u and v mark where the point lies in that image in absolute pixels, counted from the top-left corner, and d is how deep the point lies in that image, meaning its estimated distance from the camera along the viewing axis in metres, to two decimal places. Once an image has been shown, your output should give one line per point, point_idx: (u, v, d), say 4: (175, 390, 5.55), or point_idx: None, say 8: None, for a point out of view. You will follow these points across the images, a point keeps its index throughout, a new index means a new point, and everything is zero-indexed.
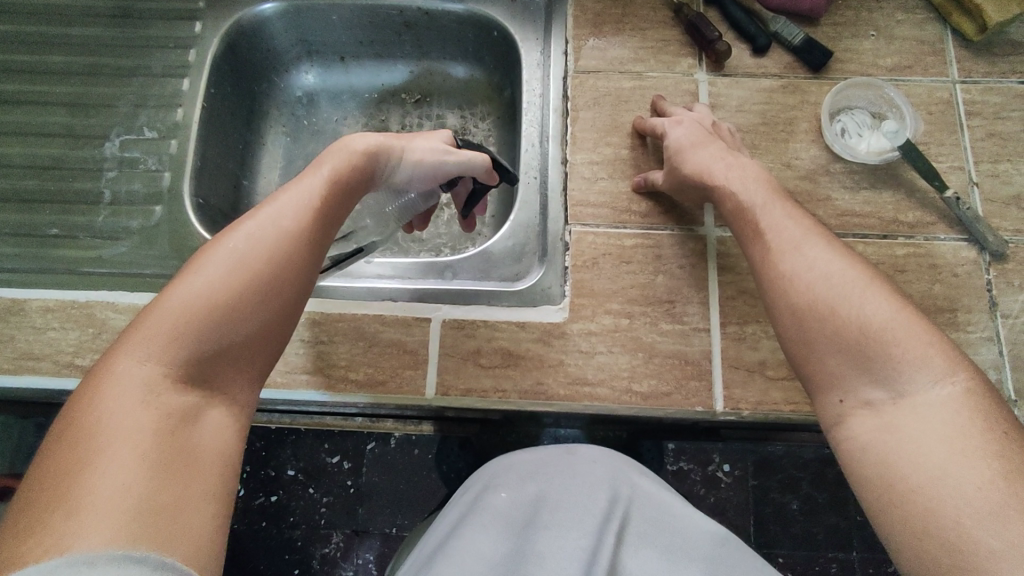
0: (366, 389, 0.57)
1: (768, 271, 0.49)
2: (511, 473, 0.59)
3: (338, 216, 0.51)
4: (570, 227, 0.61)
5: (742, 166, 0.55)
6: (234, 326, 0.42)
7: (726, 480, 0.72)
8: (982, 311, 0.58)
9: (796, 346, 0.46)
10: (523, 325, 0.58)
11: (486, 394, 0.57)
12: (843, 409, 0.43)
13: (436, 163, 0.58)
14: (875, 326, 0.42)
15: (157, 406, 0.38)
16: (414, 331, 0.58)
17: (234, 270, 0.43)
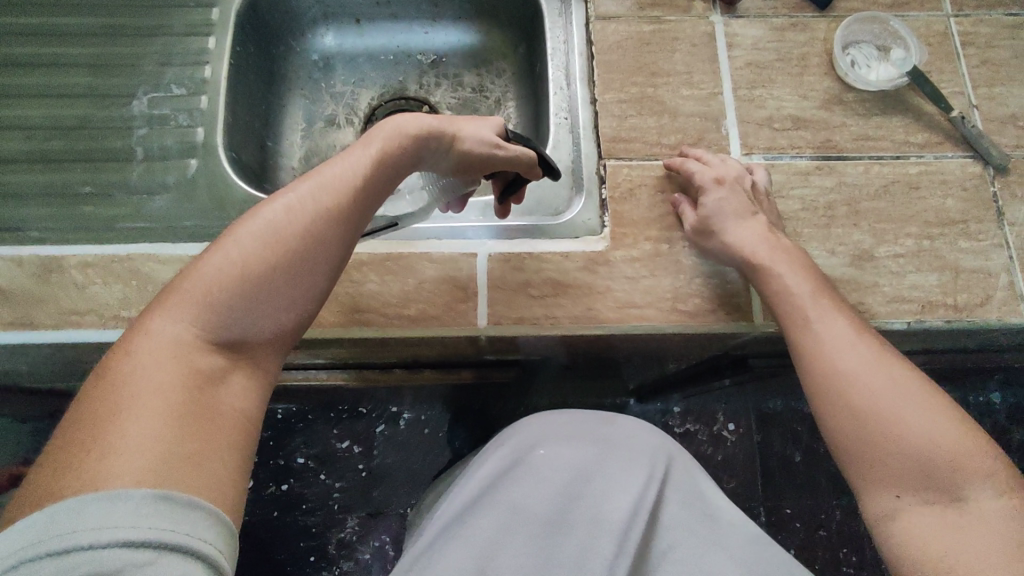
0: (420, 324, 0.59)
1: (819, 358, 0.53)
2: (551, 428, 0.61)
3: (375, 197, 0.50)
4: (605, 161, 0.63)
5: (781, 247, 0.57)
6: (260, 296, 0.42)
7: (734, 440, 1.08)
8: (990, 220, 0.63)
9: (856, 443, 0.51)
10: (568, 255, 0.60)
11: (538, 322, 0.59)
12: (897, 504, 0.49)
13: (484, 157, 0.56)
14: (926, 434, 0.49)
15: (187, 369, 0.39)
16: (462, 266, 0.60)
17: (263, 240, 0.43)
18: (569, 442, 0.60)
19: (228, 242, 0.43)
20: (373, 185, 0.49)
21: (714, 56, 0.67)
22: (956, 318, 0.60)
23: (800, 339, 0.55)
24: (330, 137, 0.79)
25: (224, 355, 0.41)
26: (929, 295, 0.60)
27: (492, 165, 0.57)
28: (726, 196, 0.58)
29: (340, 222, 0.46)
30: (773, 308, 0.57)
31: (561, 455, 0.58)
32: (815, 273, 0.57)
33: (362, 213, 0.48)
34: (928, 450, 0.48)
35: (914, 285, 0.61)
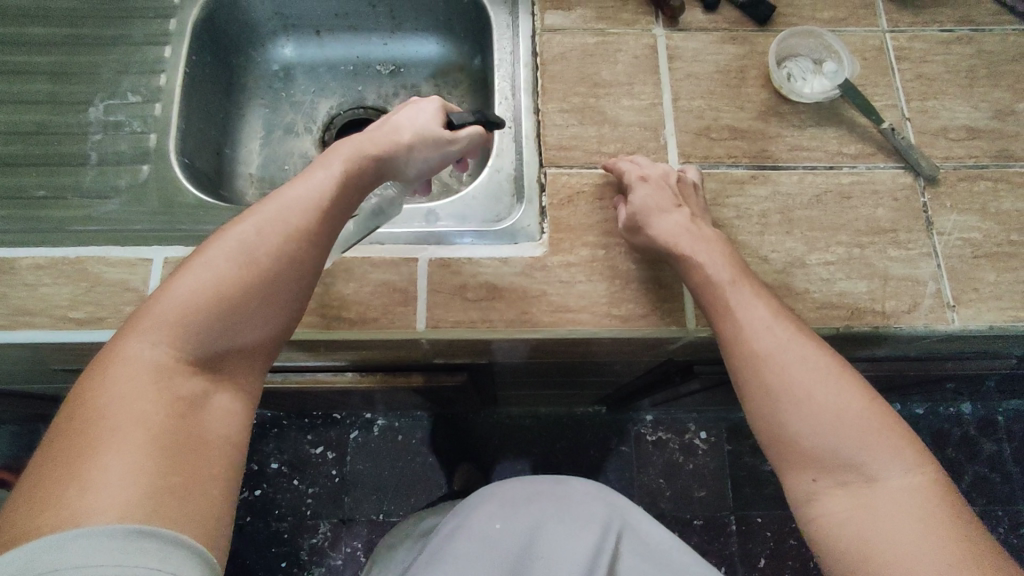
0: (359, 327, 0.60)
1: (743, 346, 0.54)
2: (513, 492, 0.71)
3: (344, 215, 0.53)
4: (546, 170, 0.65)
5: (704, 234, 0.59)
6: (233, 323, 0.46)
7: (703, 448, 1.27)
8: (920, 230, 0.64)
9: (773, 426, 0.53)
10: (505, 260, 0.62)
11: (474, 325, 0.60)
12: (815, 487, 0.52)
13: (445, 154, 0.60)
14: (833, 415, 0.51)
15: (163, 395, 0.42)
16: (402, 270, 0.61)
17: (231, 270, 0.46)
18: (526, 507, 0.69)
19: (199, 267, 0.46)
20: (339, 206, 0.52)
21: (656, 68, 0.69)
22: (884, 324, 0.61)
23: (723, 322, 0.56)
24: (288, 145, 0.80)
25: (201, 379, 0.45)
26: (858, 302, 0.62)
27: (454, 156, 0.61)
28: (653, 192, 0.60)
29: (310, 247, 0.49)
30: (697, 292, 0.58)
31: (517, 519, 0.69)
32: (735, 259, 0.59)
33: (329, 234, 0.51)
34: (836, 428, 0.51)
35: (844, 292, 0.62)
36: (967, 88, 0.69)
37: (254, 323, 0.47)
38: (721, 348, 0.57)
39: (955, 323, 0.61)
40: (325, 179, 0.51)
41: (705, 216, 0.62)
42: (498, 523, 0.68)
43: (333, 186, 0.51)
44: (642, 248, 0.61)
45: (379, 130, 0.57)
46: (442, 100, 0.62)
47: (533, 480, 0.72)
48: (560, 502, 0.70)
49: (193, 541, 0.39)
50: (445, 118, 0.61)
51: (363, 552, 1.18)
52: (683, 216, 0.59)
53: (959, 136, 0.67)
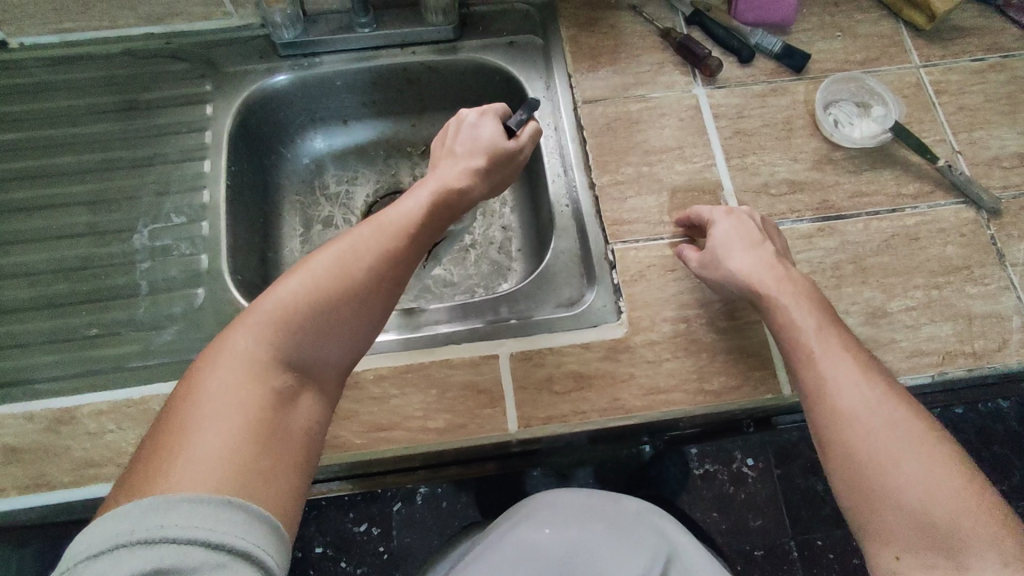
0: (447, 435, 0.58)
1: (821, 402, 0.51)
2: (574, 507, 0.61)
3: (422, 243, 0.53)
4: (612, 246, 0.64)
5: (797, 286, 0.56)
6: (326, 327, 0.45)
7: (752, 474, 0.75)
8: (993, 263, 0.64)
9: (856, 489, 0.48)
10: (587, 346, 0.60)
11: (566, 419, 0.58)
12: (898, 568, 0.46)
13: (509, 166, 0.62)
14: (922, 489, 0.46)
15: (263, 385, 0.41)
16: (484, 370, 0.59)
17: (327, 276, 0.46)
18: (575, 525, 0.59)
19: (301, 273, 0.46)
20: (418, 236, 0.53)
21: (703, 128, 0.69)
22: (977, 366, 0.60)
23: (805, 374, 0.53)
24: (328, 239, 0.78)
25: (294, 375, 0.43)
26: (947, 345, 0.61)
27: (515, 169, 0.63)
28: (730, 230, 0.59)
29: (393, 267, 0.49)
30: (783, 346, 0.56)
31: (563, 537, 0.59)
32: (823, 311, 0.55)
33: (408, 260, 0.51)
34: (928, 505, 0.45)
35: (930, 336, 0.61)
36: (1010, 114, 0.70)
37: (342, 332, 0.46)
38: (801, 401, 0.53)
39: None
40: (408, 211, 0.53)
41: (790, 262, 0.59)
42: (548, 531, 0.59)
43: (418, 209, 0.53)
44: (717, 288, 0.60)
45: (453, 161, 0.59)
46: (492, 107, 0.62)
47: (588, 494, 0.61)
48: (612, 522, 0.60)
49: (272, 517, 0.36)
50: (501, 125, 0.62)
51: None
52: (768, 251, 0.58)
53: (1012, 164, 0.67)
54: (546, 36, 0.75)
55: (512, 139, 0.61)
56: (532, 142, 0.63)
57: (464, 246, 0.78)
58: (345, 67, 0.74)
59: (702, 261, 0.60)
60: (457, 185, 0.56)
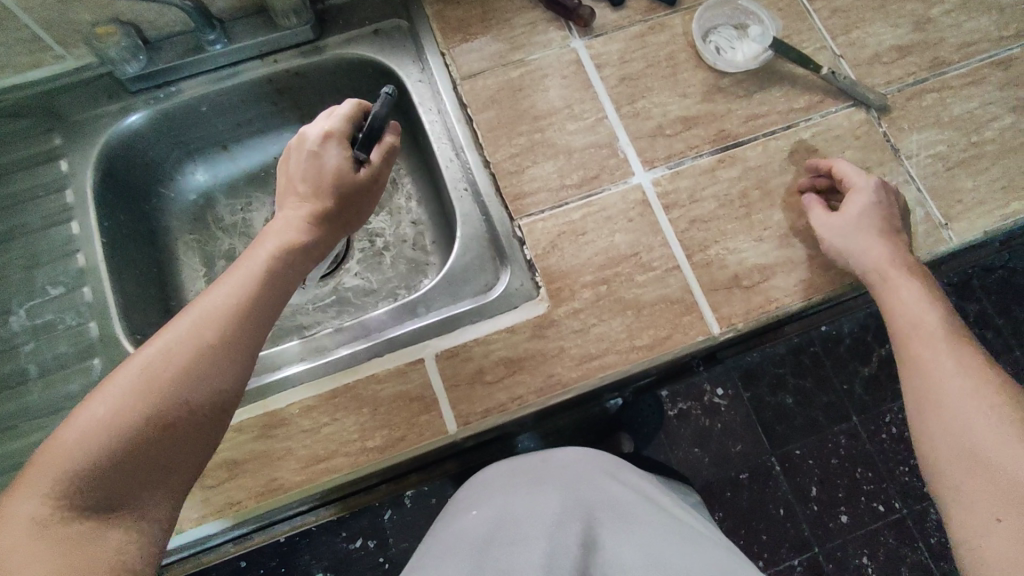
0: (388, 452, 0.56)
1: (911, 367, 0.54)
2: (506, 480, 0.60)
3: (263, 313, 0.48)
4: (518, 221, 0.62)
5: (906, 270, 0.57)
6: (133, 448, 0.40)
7: (723, 403, 0.87)
8: (890, 160, 0.64)
9: (965, 457, 0.48)
10: (512, 329, 0.58)
11: (505, 408, 0.56)
12: (992, 523, 0.44)
13: (361, 199, 0.57)
14: (1021, 455, 0.45)
15: (52, 535, 0.37)
16: (413, 377, 0.57)
17: (135, 382, 0.42)
18: (500, 496, 0.58)
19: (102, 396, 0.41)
20: (255, 306, 0.48)
21: (588, 82, 0.67)
22: None
23: (913, 347, 0.55)
24: None
25: (100, 511, 0.39)
26: None
27: (371, 197, 0.59)
28: (873, 201, 0.58)
29: (209, 359, 0.44)
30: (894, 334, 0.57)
31: (491, 512, 0.57)
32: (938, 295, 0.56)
33: (244, 340, 0.46)
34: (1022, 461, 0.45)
35: None
36: (882, 8, 0.70)
37: (160, 445, 0.41)
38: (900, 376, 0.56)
39: (954, 241, 0.62)
40: (239, 282, 0.48)
41: (902, 245, 0.58)
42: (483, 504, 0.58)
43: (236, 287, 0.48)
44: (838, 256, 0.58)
45: (298, 202, 0.55)
46: (334, 125, 0.56)
47: (516, 463, 0.62)
48: (540, 476, 0.60)
49: None
50: (349, 149, 0.56)
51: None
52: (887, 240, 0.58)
53: (892, 58, 0.68)
54: (410, 16, 0.71)
55: (363, 167, 0.57)
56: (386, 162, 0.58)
57: (378, 250, 0.76)
58: (206, 90, 0.69)
59: (833, 226, 0.59)
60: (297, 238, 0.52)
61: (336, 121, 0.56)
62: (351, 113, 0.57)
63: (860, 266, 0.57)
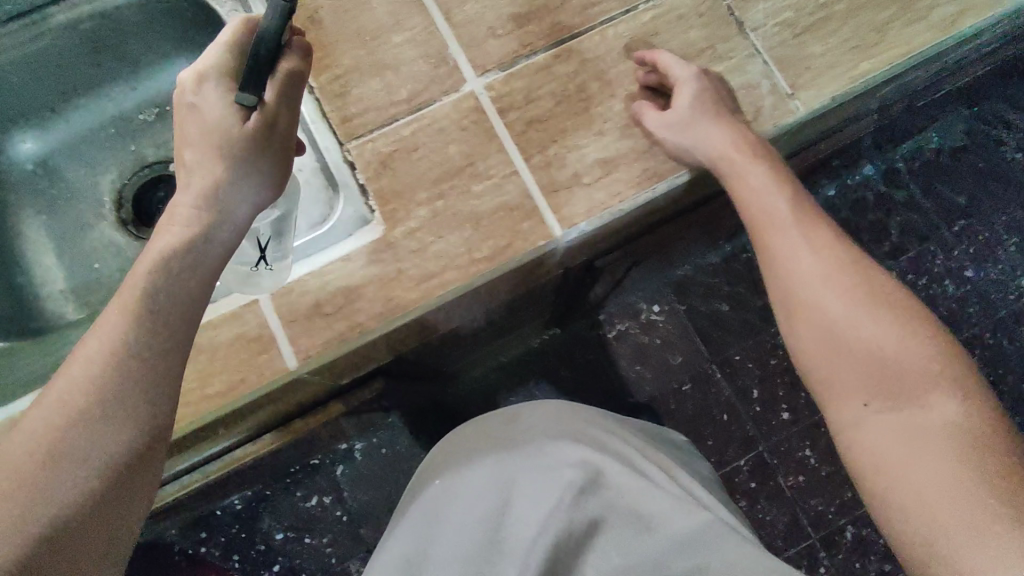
0: (230, 395, 0.54)
1: (770, 250, 0.57)
2: (481, 444, 0.62)
3: (151, 337, 0.42)
4: (346, 146, 0.58)
5: (755, 155, 0.58)
6: (62, 487, 0.38)
7: (660, 317, 1.12)
8: (735, 34, 0.60)
9: (834, 342, 0.53)
10: (347, 258, 0.56)
11: (345, 336, 0.55)
12: (865, 411, 0.51)
13: (265, 144, 0.48)
14: (894, 347, 0.51)
15: None
16: (248, 319, 0.55)
17: (48, 428, 0.39)
18: (479, 465, 0.60)
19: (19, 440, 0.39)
20: (169, 304, 0.44)
21: None
22: None
23: (765, 242, 0.57)
24: (86, 241, 0.70)
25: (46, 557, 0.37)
26: None
27: (281, 140, 0.49)
28: (695, 90, 0.57)
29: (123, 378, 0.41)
30: (748, 221, 0.59)
31: (473, 485, 0.59)
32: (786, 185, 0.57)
33: (169, 341, 0.43)
34: (888, 354, 0.51)
35: None
36: None
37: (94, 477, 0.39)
38: (757, 253, 0.58)
39: (800, 111, 0.59)
40: (142, 287, 0.43)
41: (740, 119, 0.58)
42: (457, 488, 0.59)
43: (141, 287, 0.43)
44: (677, 154, 0.57)
45: (192, 169, 0.47)
46: (207, 64, 0.47)
47: (491, 425, 0.64)
48: (512, 437, 0.62)
49: None
50: (232, 89, 0.47)
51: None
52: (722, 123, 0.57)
53: None
54: None
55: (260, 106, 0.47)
56: (286, 95, 0.48)
57: None
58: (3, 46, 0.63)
59: (668, 122, 0.57)
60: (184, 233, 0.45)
61: (214, 57, 0.48)
62: (229, 48, 0.48)
63: (707, 156, 0.58)
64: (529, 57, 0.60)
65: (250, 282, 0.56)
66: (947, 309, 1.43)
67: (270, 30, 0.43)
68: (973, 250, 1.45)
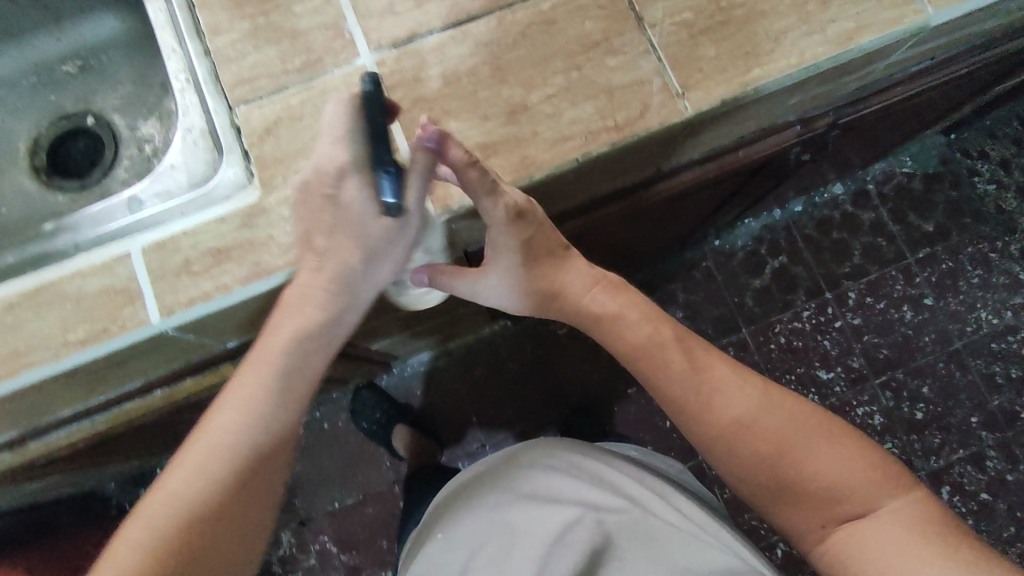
0: (91, 344, 0.55)
1: (673, 399, 0.61)
2: (510, 483, 0.76)
3: (282, 410, 0.55)
4: (235, 110, 0.59)
5: (598, 286, 0.64)
6: (206, 471, 0.52)
7: None
8: (631, 29, 0.60)
9: (780, 487, 0.59)
10: (221, 219, 0.57)
11: (209, 296, 0.56)
12: (824, 531, 0.59)
13: (409, 223, 0.53)
14: (837, 465, 0.58)
15: (158, 536, 0.51)
16: (118, 271, 0.56)
17: (216, 448, 0.53)
18: (507, 497, 0.74)
19: (197, 447, 0.53)
20: (298, 365, 0.55)
21: None
22: (620, 138, 0.59)
23: (655, 379, 0.62)
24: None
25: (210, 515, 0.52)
26: (589, 125, 0.59)
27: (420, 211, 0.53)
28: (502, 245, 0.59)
29: (267, 411, 0.54)
30: (632, 362, 0.63)
31: (499, 513, 0.72)
32: (665, 335, 0.62)
33: (297, 388, 0.55)
34: (827, 480, 0.58)
35: (573, 120, 0.59)
36: None
37: (236, 475, 0.53)
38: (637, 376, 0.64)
39: (687, 112, 0.59)
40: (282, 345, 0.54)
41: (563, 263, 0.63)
42: (484, 521, 0.72)
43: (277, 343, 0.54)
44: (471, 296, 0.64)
45: (348, 249, 0.53)
46: (342, 154, 0.49)
47: (512, 470, 0.78)
48: (529, 476, 0.76)
49: None
50: (370, 173, 0.50)
51: (330, 542, 1.34)
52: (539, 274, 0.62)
53: None
54: None
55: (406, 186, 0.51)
56: (428, 166, 0.51)
57: (147, 155, 0.74)
58: None
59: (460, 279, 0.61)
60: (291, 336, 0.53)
61: (344, 150, 0.50)
62: (348, 119, 0.49)
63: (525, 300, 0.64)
64: (423, 37, 0.60)
65: (423, 297, 0.70)
66: (902, 335, 1.42)
67: (374, 96, 0.49)
68: (935, 277, 1.44)
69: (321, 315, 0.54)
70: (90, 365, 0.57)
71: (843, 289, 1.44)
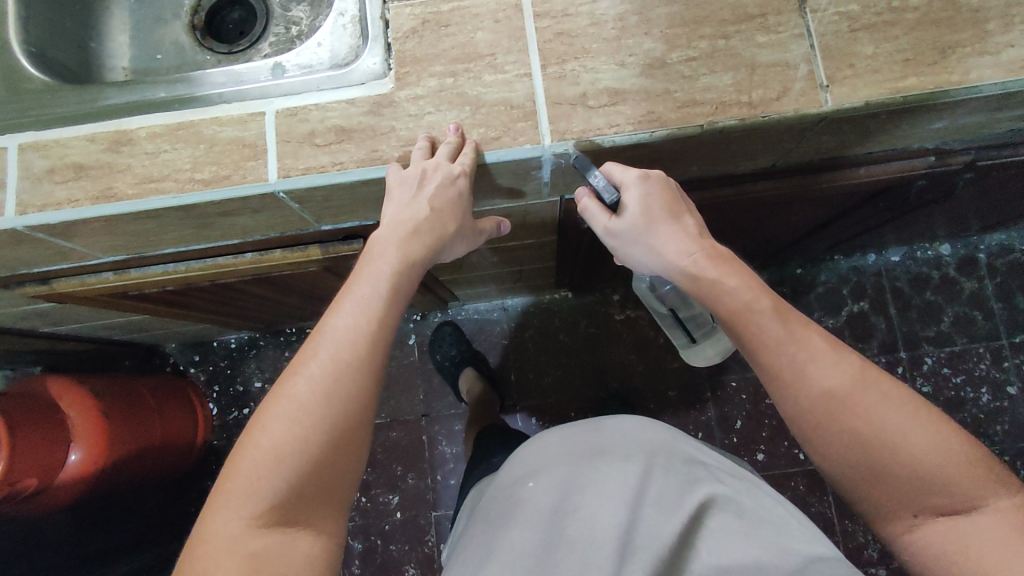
0: (212, 186, 0.60)
1: (768, 370, 0.57)
2: (584, 445, 0.74)
3: (388, 309, 0.58)
4: (387, 4, 0.61)
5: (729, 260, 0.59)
6: (317, 361, 0.55)
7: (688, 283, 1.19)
8: (791, 11, 0.58)
9: (871, 472, 0.55)
10: (351, 102, 0.60)
11: (325, 168, 0.59)
12: (916, 520, 0.56)
13: (629, 215, 0.60)
14: (937, 452, 0.54)
15: (289, 420, 0.52)
16: (250, 126, 0.60)
17: (339, 344, 0.55)
18: (589, 456, 0.71)
19: (319, 341, 0.56)
20: (406, 271, 0.59)
21: None
22: (750, 116, 0.58)
23: (747, 345, 0.58)
24: (158, 34, 0.79)
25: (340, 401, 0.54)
26: (722, 95, 0.58)
27: (632, 206, 0.60)
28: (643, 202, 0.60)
29: (377, 310, 0.57)
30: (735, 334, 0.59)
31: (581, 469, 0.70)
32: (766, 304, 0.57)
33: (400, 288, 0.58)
34: (928, 467, 0.54)
35: (707, 87, 0.58)
36: None
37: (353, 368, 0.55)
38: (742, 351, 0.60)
39: (826, 105, 0.57)
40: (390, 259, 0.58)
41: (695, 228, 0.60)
42: (567, 475, 0.70)
43: (389, 258, 0.58)
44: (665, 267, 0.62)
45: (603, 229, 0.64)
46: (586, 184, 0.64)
47: (583, 434, 0.76)
48: (609, 441, 0.74)
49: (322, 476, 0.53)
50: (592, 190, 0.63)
51: None
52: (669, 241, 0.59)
53: None
54: None
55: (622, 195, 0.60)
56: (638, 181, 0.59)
57: (291, 35, 0.78)
58: None
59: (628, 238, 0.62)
60: (399, 264, 0.58)
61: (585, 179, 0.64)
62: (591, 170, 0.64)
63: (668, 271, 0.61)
64: None
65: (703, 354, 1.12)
66: (971, 415, 1.33)
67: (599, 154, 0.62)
68: None
69: (423, 247, 0.59)
70: (208, 203, 0.61)
71: (921, 352, 1.36)
